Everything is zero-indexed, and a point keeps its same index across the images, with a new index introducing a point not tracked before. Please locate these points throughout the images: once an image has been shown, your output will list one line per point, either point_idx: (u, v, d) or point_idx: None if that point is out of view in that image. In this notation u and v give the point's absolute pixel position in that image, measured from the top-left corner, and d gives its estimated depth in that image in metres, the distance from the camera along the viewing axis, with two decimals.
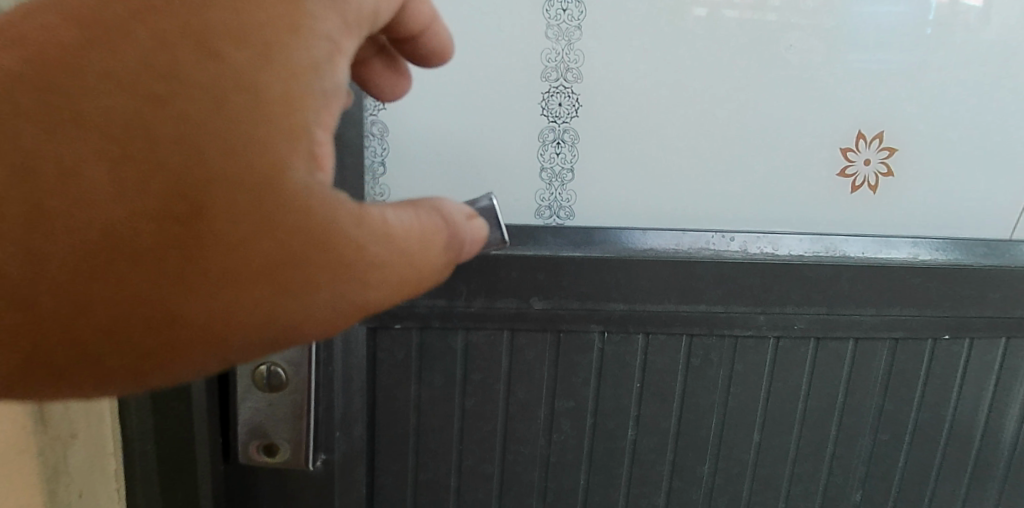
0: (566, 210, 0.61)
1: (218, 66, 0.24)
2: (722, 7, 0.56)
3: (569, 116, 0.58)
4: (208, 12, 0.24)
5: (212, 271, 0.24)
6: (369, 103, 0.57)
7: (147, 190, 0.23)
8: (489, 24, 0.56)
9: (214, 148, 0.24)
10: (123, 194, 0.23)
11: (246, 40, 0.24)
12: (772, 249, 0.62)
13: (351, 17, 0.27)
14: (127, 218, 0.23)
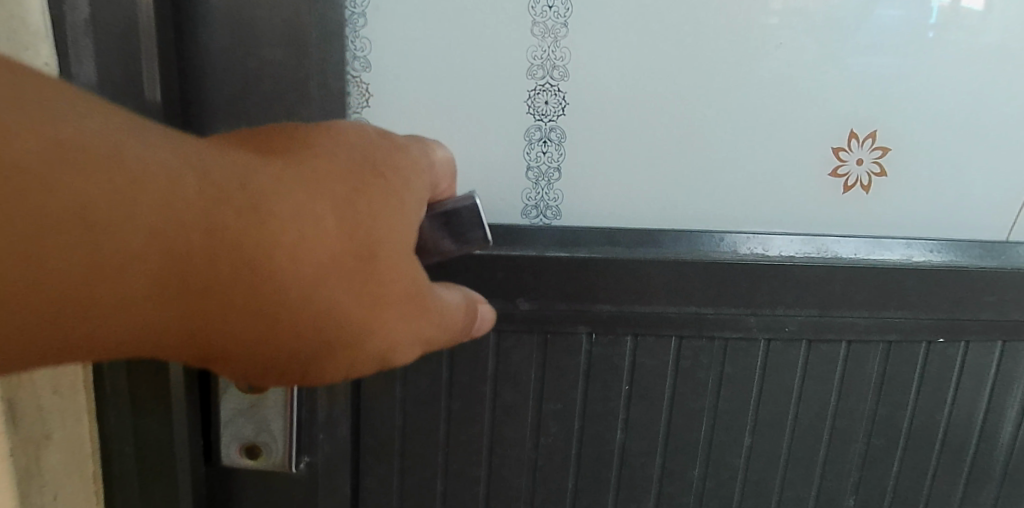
0: (553, 209, 0.60)
1: (387, 185, 0.34)
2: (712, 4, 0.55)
3: (556, 115, 0.57)
4: (378, 154, 0.35)
5: (385, 305, 0.34)
6: (354, 101, 0.56)
7: (350, 243, 0.32)
8: (474, 21, 0.55)
9: (390, 229, 0.34)
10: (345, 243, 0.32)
11: (400, 175, 0.35)
12: (762, 250, 0.61)
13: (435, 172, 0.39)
14: (347, 259, 0.32)
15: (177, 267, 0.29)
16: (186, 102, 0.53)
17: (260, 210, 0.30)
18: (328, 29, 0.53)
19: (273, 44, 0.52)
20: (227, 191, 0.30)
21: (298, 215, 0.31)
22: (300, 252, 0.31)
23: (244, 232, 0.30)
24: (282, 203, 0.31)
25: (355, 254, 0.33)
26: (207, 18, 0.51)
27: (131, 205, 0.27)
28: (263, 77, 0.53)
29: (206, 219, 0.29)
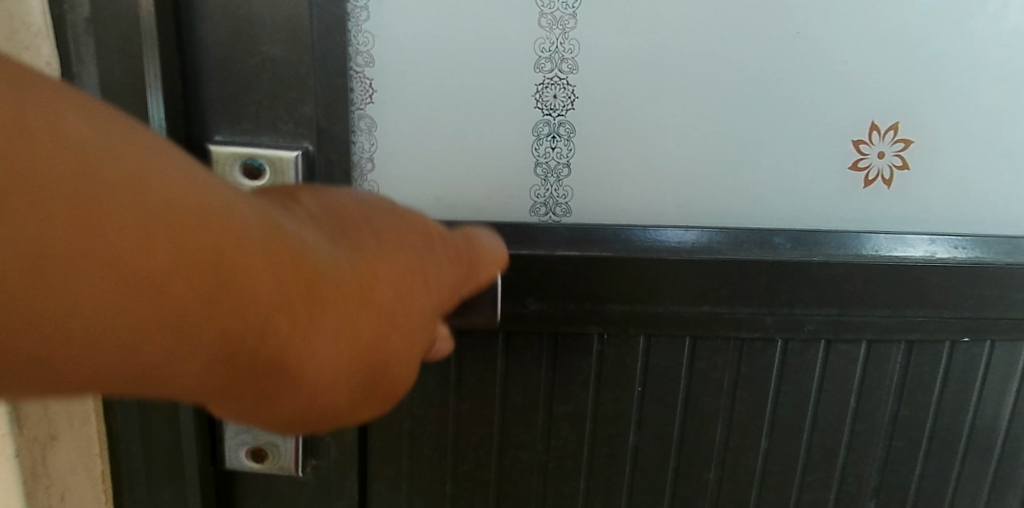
0: (562, 207, 0.58)
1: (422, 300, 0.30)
2: None
3: (564, 109, 0.56)
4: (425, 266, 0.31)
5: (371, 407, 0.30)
6: (357, 97, 0.55)
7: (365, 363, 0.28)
8: (480, 13, 0.53)
9: (406, 348, 0.30)
10: (402, 305, 0.29)
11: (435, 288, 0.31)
12: (777, 247, 0.59)
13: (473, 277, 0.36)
14: (403, 325, 0.29)
15: (247, 348, 0.24)
16: (186, 99, 0.52)
17: (327, 279, 0.26)
18: (330, 23, 0.51)
19: (273, 40, 0.51)
20: (302, 257, 0.25)
21: (360, 284, 0.27)
22: (362, 325, 0.27)
23: (318, 303, 0.25)
24: (344, 269, 0.27)
25: (411, 317, 0.29)
26: (206, 12, 0.50)
27: (213, 282, 0.22)
28: (265, 73, 0.52)
29: (281, 296, 0.24)
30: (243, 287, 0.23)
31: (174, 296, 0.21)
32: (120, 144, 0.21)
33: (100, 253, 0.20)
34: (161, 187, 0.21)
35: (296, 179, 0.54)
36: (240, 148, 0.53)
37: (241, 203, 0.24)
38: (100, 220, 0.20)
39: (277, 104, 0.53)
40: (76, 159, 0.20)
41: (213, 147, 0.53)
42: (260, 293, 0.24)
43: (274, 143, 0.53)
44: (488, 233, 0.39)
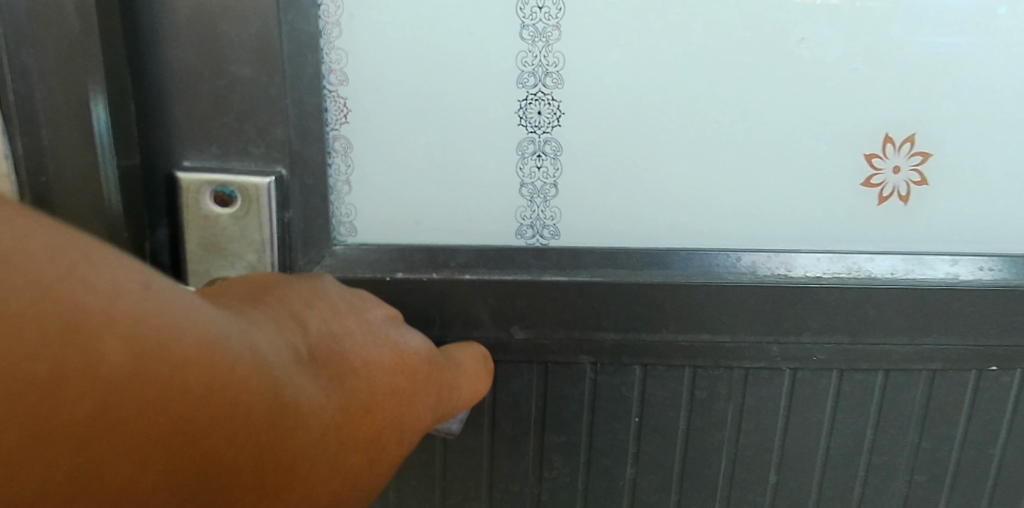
0: (550, 229, 0.55)
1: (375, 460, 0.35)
2: None
3: (550, 126, 0.52)
4: (402, 414, 0.37)
5: None
6: (331, 117, 0.52)
7: None
8: (457, 27, 0.50)
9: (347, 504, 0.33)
10: (347, 447, 0.32)
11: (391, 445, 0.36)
12: (786, 270, 0.54)
13: (454, 403, 0.45)
14: (349, 465, 0.32)
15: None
16: (151, 124, 0.49)
17: (302, 437, 0.29)
18: (300, 42, 0.49)
19: (241, 60, 0.48)
20: (287, 417, 0.28)
21: (335, 449, 0.31)
22: (318, 477, 0.30)
23: (293, 461, 0.28)
24: (315, 425, 0.30)
25: (354, 454, 0.33)
26: (168, 32, 0.48)
27: (215, 461, 0.24)
28: (233, 95, 0.49)
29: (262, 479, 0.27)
30: (239, 459, 0.25)
31: (184, 476, 0.23)
32: (165, 332, 0.23)
33: (136, 447, 0.22)
34: (195, 372, 0.24)
35: (270, 205, 0.51)
36: (210, 175, 0.50)
37: (253, 372, 0.26)
38: (143, 415, 0.22)
39: (247, 126, 0.50)
40: (132, 355, 0.22)
41: (181, 174, 0.50)
42: (250, 464, 0.26)
43: (246, 168, 0.51)
44: (470, 350, 0.50)
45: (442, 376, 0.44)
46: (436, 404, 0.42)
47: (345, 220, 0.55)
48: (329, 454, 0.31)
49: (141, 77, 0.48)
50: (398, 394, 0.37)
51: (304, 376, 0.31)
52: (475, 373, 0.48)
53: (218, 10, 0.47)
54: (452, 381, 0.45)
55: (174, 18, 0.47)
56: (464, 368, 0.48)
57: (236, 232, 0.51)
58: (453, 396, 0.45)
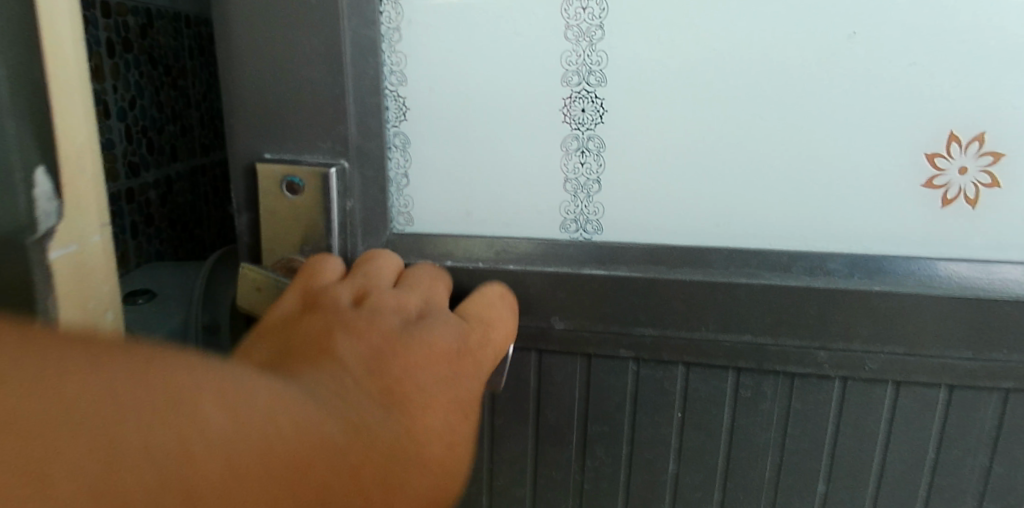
0: (593, 224, 0.57)
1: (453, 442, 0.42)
2: None
3: (593, 123, 0.54)
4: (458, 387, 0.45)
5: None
6: (391, 115, 0.57)
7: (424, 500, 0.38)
8: (505, 28, 0.54)
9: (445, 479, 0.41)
10: (421, 441, 0.39)
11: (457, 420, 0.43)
12: (830, 274, 0.52)
13: (495, 354, 0.51)
14: (433, 454, 0.39)
15: None
16: (238, 121, 0.56)
17: (374, 445, 0.36)
18: (364, 46, 0.54)
19: (312, 63, 0.54)
20: (354, 436, 0.35)
21: (413, 446, 0.38)
22: (410, 468, 0.37)
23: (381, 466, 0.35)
24: (384, 433, 0.37)
25: (432, 447, 0.40)
26: (254, 39, 0.54)
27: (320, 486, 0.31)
28: (305, 94, 0.55)
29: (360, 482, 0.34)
30: (337, 480, 0.32)
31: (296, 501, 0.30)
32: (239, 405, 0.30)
33: (251, 494, 0.28)
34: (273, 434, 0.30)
35: (330, 194, 0.56)
36: (285, 165, 0.56)
37: (314, 417, 0.33)
38: (252, 468, 0.29)
39: (316, 124, 0.55)
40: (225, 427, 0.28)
41: (261, 164, 0.56)
42: (339, 479, 0.33)
43: (315, 162, 0.56)
44: (506, 308, 0.53)
45: (479, 337, 0.49)
46: (481, 364, 0.48)
47: (403, 210, 0.59)
48: (414, 453, 0.38)
49: (231, 78, 0.55)
50: (443, 374, 0.44)
51: (361, 395, 0.38)
52: (508, 313, 0.53)
53: (293, 20, 0.53)
54: (492, 334, 0.50)
55: (258, 28, 0.54)
56: (501, 311, 0.52)
57: (305, 220, 0.57)
58: (496, 352, 0.51)
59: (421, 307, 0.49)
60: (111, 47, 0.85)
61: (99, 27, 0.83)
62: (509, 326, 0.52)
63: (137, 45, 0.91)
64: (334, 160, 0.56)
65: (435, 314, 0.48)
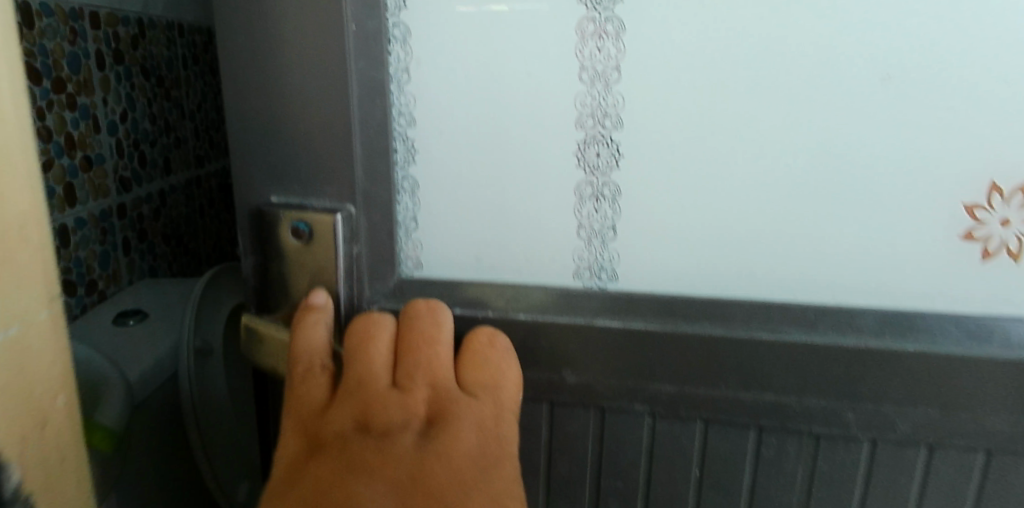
0: (608, 271, 0.55)
1: None
2: (792, 31, 0.47)
3: (608, 169, 0.52)
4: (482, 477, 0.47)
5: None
6: (400, 158, 0.56)
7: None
8: (518, 69, 0.52)
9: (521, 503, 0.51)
10: None
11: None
12: (859, 330, 0.49)
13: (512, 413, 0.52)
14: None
15: None
16: (245, 163, 0.55)
17: None
18: (372, 88, 0.52)
19: (319, 106, 0.52)
20: None
21: None
22: None
23: None
24: None
25: None
26: (260, 82, 0.52)
27: None
28: (312, 137, 0.53)
29: None
30: None
31: None
32: None
33: None
34: None
35: (337, 239, 0.53)
36: (292, 207, 0.54)
37: None
38: None
39: (324, 167, 0.53)
40: None
41: (268, 207, 0.55)
42: None
43: (322, 206, 0.54)
44: (510, 357, 0.52)
45: (489, 408, 0.50)
46: (498, 435, 0.49)
47: (412, 255, 0.58)
48: None
49: (238, 121, 0.54)
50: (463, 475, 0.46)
51: None
52: (512, 359, 0.52)
53: (300, 61, 0.51)
54: (501, 396, 0.51)
55: (264, 71, 0.52)
56: (504, 360, 0.51)
57: (310, 265, 0.54)
58: (509, 410, 0.51)
59: (433, 398, 0.49)
60: (100, 58, 0.88)
61: (88, 41, 0.85)
62: (514, 373, 0.52)
63: (128, 56, 0.95)
64: (341, 204, 0.54)
65: (453, 408, 0.49)
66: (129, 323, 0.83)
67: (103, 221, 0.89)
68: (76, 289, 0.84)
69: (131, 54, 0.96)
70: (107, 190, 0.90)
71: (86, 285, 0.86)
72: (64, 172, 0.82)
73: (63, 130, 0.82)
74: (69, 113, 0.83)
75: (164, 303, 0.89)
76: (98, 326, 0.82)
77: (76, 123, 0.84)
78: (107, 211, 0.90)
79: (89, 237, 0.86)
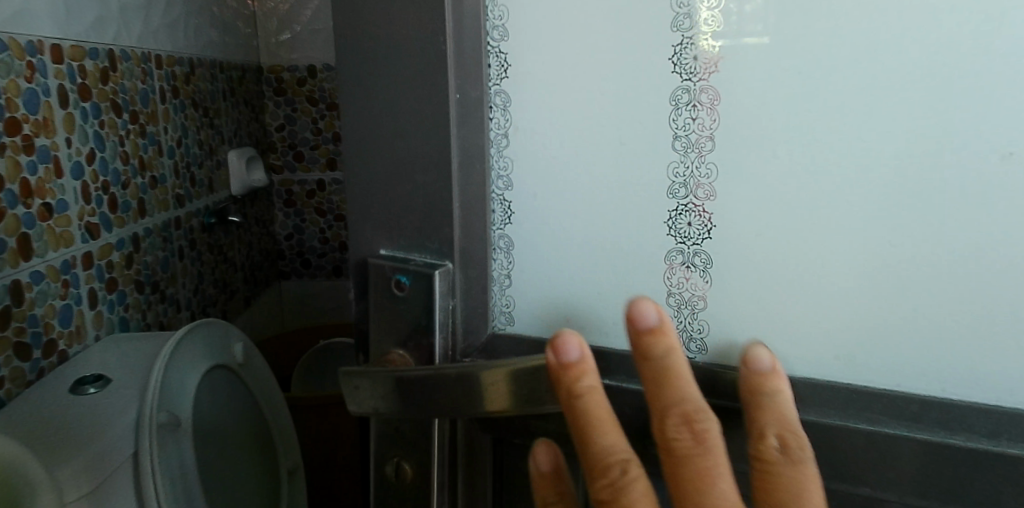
0: (697, 342, 0.54)
1: None
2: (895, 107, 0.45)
3: (700, 238, 0.53)
4: None
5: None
6: (497, 218, 0.59)
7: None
8: (611, 136, 0.54)
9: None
10: None
11: None
12: (968, 432, 0.45)
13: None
14: None
15: None
16: (356, 218, 0.60)
17: None
18: (473, 153, 0.56)
19: (424, 169, 0.55)
20: None
21: None
22: None
23: None
24: None
25: None
26: (372, 146, 0.57)
27: None
28: (417, 197, 0.56)
29: None
30: None
31: None
32: None
33: None
34: None
35: (436, 292, 0.56)
36: (396, 262, 0.58)
37: None
38: None
39: (427, 225, 0.57)
40: None
41: (375, 259, 0.59)
42: None
43: (423, 261, 0.57)
44: (795, 470, 0.46)
45: None
46: None
47: (504, 310, 0.61)
48: None
49: (351, 182, 0.59)
50: None
51: None
52: (799, 469, 0.46)
53: (408, 128, 0.55)
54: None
55: (377, 136, 0.57)
56: (790, 472, 0.46)
57: (410, 315, 0.58)
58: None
59: None
60: (65, 97, 0.99)
61: (48, 76, 0.95)
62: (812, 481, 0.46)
63: (96, 89, 1.07)
64: (441, 260, 0.57)
65: None
66: (88, 390, 0.84)
67: (66, 273, 0.96)
68: (32, 351, 0.88)
69: (98, 88, 1.08)
70: (69, 235, 0.98)
71: (44, 347, 0.90)
72: (19, 221, 0.87)
73: (19, 177, 0.88)
74: (24, 155, 0.89)
75: (128, 372, 0.90)
76: (60, 394, 0.84)
77: (33, 167, 0.91)
78: (71, 264, 0.98)
79: (48, 293, 0.92)
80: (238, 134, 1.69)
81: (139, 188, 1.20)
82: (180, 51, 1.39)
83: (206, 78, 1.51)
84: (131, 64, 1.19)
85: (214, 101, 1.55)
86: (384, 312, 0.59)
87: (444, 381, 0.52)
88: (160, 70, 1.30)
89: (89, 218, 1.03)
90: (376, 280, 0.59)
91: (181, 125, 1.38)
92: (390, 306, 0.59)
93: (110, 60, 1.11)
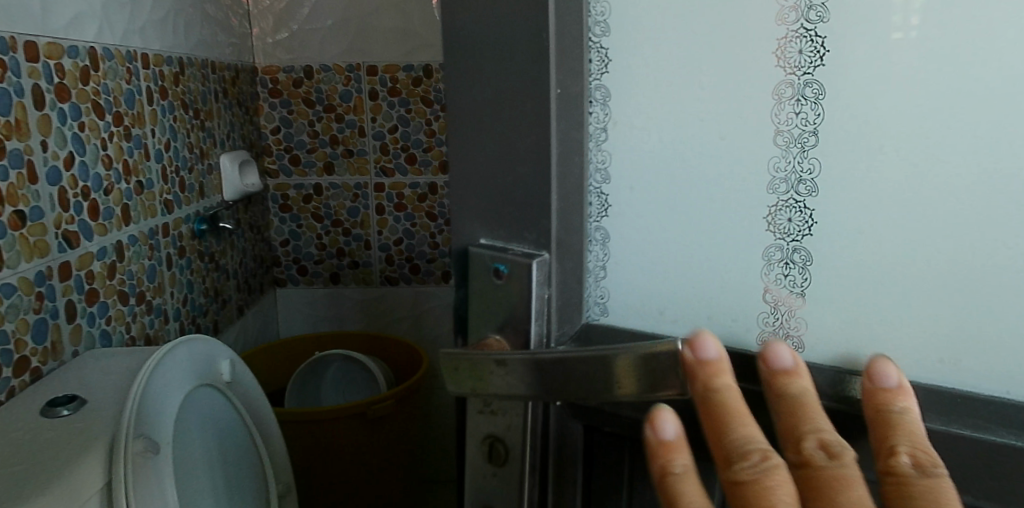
0: (794, 341, 0.54)
1: None
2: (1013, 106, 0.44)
3: (800, 234, 0.53)
4: None
5: None
6: (594, 211, 0.60)
7: None
8: (711, 130, 0.54)
9: None
10: None
11: None
12: None
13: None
14: None
15: None
16: (456, 207, 0.62)
17: None
18: (573, 148, 0.57)
19: (524, 161, 0.57)
20: None
21: None
22: None
23: None
24: None
25: None
26: (474, 138, 0.59)
27: None
28: (517, 189, 0.58)
29: None
30: None
31: None
32: None
33: None
34: None
35: (531, 281, 0.58)
36: (494, 252, 0.60)
37: None
38: None
39: (525, 217, 0.58)
40: None
41: (474, 248, 0.62)
42: None
43: (522, 251, 0.59)
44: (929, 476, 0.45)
45: None
46: None
47: (598, 302, 0.63)
48: None
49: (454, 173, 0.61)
50: None
51: None
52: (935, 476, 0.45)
53: (510, 121, 0.57)
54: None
55: (479, 129, 0.59)
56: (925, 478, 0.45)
57: (507, 302, 0.60)
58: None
59: None
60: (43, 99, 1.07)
61: (20, 76, 1.02)
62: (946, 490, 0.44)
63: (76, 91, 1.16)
64: (539, 250, 0.59)
65: None
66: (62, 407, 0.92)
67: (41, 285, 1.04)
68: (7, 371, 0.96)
69: (78, 88, 1.16)
70: (43, 244, 1.05)
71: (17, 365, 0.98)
72: None
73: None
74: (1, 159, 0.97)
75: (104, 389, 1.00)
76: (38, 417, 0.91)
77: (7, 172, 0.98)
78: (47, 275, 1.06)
79: (20, 307, 1.00)
80: (230, 136, 1.80)
81: (121, 192, 1.28)
82: (168, 51, 1.48)
83: (195, 79, 1.60)
84: (113, 63, 1.27)
85: (206, 102, 1.66)
86: (483, 297, 0.62)
87: (574, 358, 0.54)
88: (147, 70, 1.39)
89: (67, 224, 1.12)
90: (476, 267, 0.62)
91: (170, 126, 1.48)
92: (489, 292, 0.61)
93: (89, 59, 1.19)
